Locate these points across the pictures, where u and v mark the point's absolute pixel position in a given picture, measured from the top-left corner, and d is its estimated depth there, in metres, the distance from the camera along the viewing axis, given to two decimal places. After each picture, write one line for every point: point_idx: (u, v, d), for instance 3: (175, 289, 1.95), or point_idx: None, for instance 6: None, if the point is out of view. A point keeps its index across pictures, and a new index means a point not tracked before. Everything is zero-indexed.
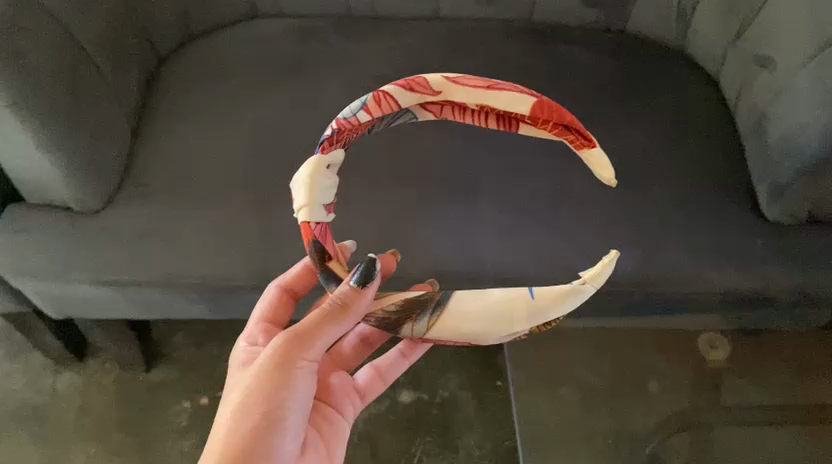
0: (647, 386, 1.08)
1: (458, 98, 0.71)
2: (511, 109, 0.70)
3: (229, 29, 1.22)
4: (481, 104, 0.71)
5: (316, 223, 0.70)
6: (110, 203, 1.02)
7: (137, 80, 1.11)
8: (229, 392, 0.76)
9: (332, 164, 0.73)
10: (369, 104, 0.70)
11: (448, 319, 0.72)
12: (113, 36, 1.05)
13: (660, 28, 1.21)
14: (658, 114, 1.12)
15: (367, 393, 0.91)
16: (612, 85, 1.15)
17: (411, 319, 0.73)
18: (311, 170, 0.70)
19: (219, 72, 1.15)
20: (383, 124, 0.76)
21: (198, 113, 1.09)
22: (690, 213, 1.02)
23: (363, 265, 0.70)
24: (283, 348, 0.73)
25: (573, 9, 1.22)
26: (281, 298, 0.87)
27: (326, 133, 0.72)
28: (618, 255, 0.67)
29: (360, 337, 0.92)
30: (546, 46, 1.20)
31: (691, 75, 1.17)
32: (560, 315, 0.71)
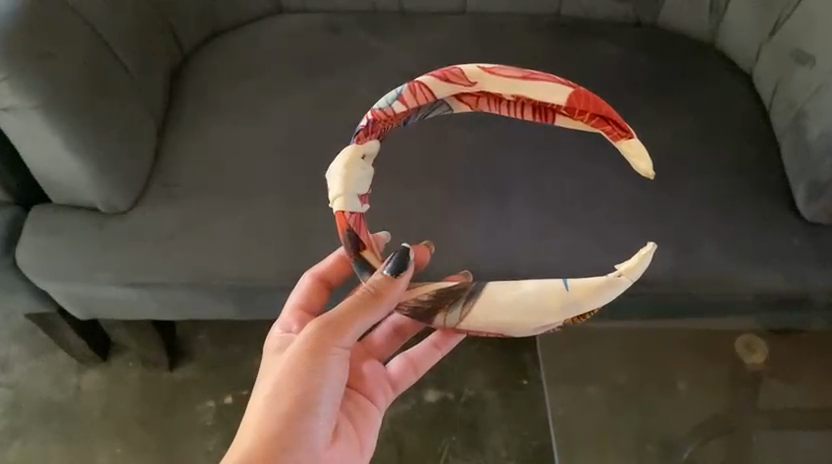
0: (676, 385, 1.07)
1: (493, 90, 0.70)
2: (547, 99, 0.69)
3: (253, 23, 1.20)
4: (517, 95, 0.70)
5: (350, 213, 0.68)
6: (138, 203, 1.00)
7: (163, 76, 1.09)
8: (260, 381, 0.73)
9: (368, 154, 0.71)
10: (404, 93, 0.70)
11: (480, 310, 0.70)
12: (141, 34, 1.04)
13: (690, 23, 1.19)
14: (692, 110, 1.09)
15: (399, 384, 0.87)
16: (644, 81, 1.12)
17: (443, 311, 0.71)
18: (345, 160, 0.69)
19: (244, 70, 1.13)
20: (419, 115, 0.74)
21: (224, 111, 1.08)
22: (727, 214, 1.00)
23: (397, 255, 0.69)
24: (316, 334, 0.70)
25: (604, 3, 1.20)
26: (316, 288, 0.82)
27: (361, 123, 0.71)
28: (655, 246, 0.65)
29: (393, 327, 0.89)
30: (576, 41, 1.17)
31: (724, 70, 1.15)
32: (595, 310, 0.69)
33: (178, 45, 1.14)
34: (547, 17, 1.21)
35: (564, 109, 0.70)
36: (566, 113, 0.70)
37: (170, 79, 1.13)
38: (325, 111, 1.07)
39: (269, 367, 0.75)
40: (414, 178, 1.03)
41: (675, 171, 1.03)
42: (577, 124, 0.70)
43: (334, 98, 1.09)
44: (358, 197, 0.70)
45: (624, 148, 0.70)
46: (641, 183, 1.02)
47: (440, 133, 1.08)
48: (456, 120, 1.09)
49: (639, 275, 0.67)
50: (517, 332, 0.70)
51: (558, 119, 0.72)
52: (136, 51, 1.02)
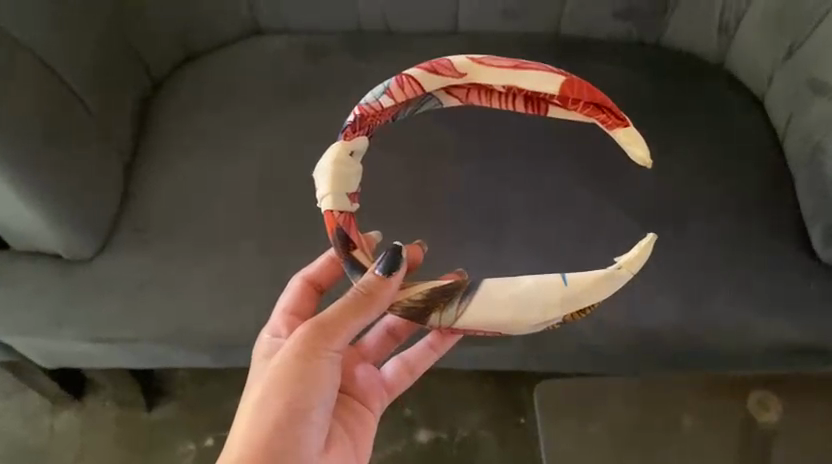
0: (680, 421, 0.77)
1: (484, 81, 0.66)
2: (539, 89, 0.66)
3: (229, 46, 1.12)
4: (509, 86, 0.67)
5: (339, 212, 0.65)
6: (103, 250, 0.93)
7: (132, 109, 1.01)
8: (248, 385, 0.71)
9: (356, 151, 0.67)
10: (393, 87, 0.66)
11: (478, 308, 0.65)
12: (105, 65, 0.96)
13: (698, 42, 1.11)
14: (701, 141, 1.02)
15: (395, 388, 0.82)
16: (648, 108, 1.05)
17: (437, 311, 0.66)
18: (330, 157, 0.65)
19: (219, 98, 1.05)
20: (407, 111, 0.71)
21: (197, 146, 1.00)
22: (738, 258, 0.93)
23: (388, 253, 0.65)
24: (305, 338, 0.68)
25: (604, 23, 1.12)
26: (307, 291, 0.78)
27: (348, 119, 0.67)
28: (655, 237, 0.63)
29: (387, 330, 0.82)
30: (574, 64, 1.10)
31: (733, 95, 1.07)
32: (593, 307, 0.66)
33: (147, 72, 1.06)
34: (544, 37, 1.13)
35: (557, 99, 0.67)
36: (559, 103, 0.67)
37: (140, 110, 1.05)
38: (306, 145, 1.00)
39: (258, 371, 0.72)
40: (402, 219, 0.96)
41: (683, 210, 0.96)
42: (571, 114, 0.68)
43: (316, 130, 1.01)
44: (347, 195, 0.66)
45: (620, 137, 0.68)
46: (645, 224, 0.95)
47: (429, 169, 1.00)
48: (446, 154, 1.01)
49: (639, 269, 0.64)
50: (512, 329, 0.65)
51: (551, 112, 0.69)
52: (101, 87, 0.95)
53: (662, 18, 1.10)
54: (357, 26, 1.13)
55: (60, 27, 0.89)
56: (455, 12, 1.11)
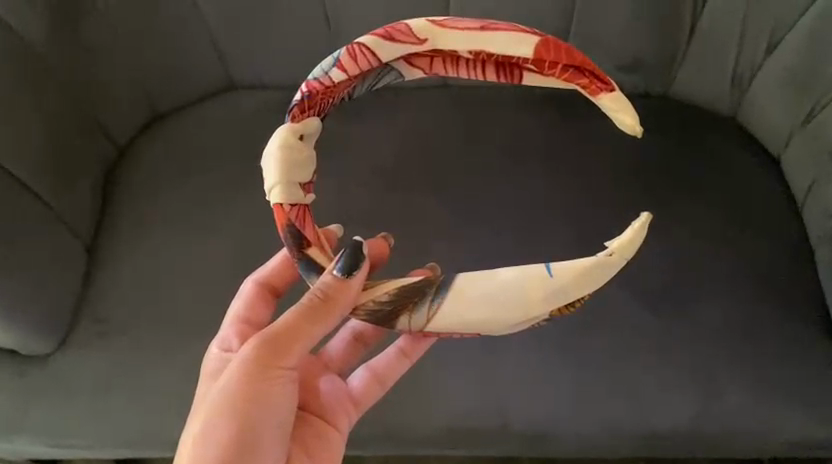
0: None
1: (447, 45, 0.65)
2: (509, 52, 0.64)
3: (203, 103, 1.04)
4: (476, 50, 0.65)
5: (290, 205, 0.64)
6: (62, 345, 0.85)
7: (93, 182, 0.93)
8: (195, 409, 0.67)
9: (307, 134, 0.66)
10: (344, 59, 0.65)
11: (452, 306, 0.62)
12: (59, 143, 0.88)
13: (708, 93, 1.03)
14: (713, 211, 0.95)
15: (365, 402, 0.77)
16: (654, 174, 0.99)
17: (406, 314, 0.64)
18: (280, 143, 0.64)
19: (189, 164, 0.97)
20: (367, 84, 0.69)
21: (165, 222, 0.92)
22: (751, 345, 0.86)
23: (348, 251, 0.63)
24: (255, 355, 0.64)
25: (605, 73, 1.04)
26: (259, 295, 0.75)
27: (297, 98, 0.66)
28: (649, 217, 0.59)
29: (353, 335, 0.79)
30: (574, 124, 1.03)
31: (748, 157, 1.01)
32: (583, 300, 0.62)
33: (111, 139, 0.98)
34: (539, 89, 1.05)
35: (532, 63, 0.65)
36: (534, 67, 0.65)
37: (105, 181, 0.97)
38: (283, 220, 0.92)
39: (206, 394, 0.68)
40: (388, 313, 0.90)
41: (694, 289, 0.89)
42: (547, 79, 0.65)
43: None
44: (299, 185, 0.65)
45: (607, 103, 0.64)
46: (653, 307, 0.88)
47: (421, 244, 0.93)
48: (440, 227, 0.94)
49: (633, 256, 0.60)
50: (489, 328, 0.62)
51: (526, 76, 0.67)
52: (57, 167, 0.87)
53: (672, 68, 1.03)
54: None
55: (2, 114, 0.82)
56: None
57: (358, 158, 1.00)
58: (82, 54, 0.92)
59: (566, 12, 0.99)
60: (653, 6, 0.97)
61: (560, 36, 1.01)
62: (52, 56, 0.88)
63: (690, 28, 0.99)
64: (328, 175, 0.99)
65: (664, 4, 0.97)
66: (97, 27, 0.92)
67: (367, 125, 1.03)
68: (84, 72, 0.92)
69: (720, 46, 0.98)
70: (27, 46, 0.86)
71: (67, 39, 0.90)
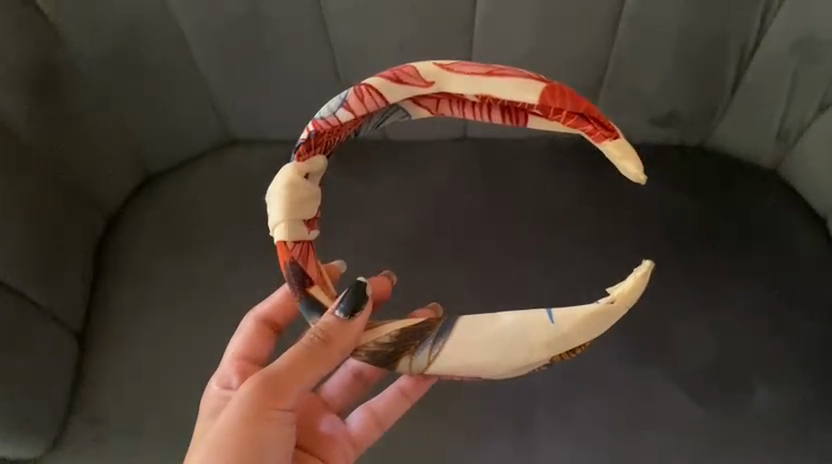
0: None
1: (453, 89, 0.61)
2: (517, 99, 0.59)
3: (196, 162, 0.93)
4: (481, 95, 0.61)
5: (294, 243, 0.62)
6: (53, 450, 0.77)
7: (83, 262, 0.84)
8: (191, 452, 0.63)
9: (311, 172, 0.64)
10: (349, 100, 0.61)
11: (453, 350, 0.60)
12: (42, 234, 0.78)
13: (748, 146, 0.97)
14: (759, 285, 0.89)
15: (363, 443, 0.73)
16: (693, 242, 0.92)
17: (406, 356, 0.61)
18: (284, 180, 0.62)
19: (186, 235, 0.87)
20: (369, 125, 0.66)
21: (164, 303, 0.83)
22: (799, 439, 0.80)
23: (350, 291, 0.61)
24: (253, 398, 0.61)
25: (638, 126, 0.96)
26: (260, 332, 0.72)
27: (302, 137, 0.63)
28: (651, 265, 0.58)
29: (352, 374, 0.77)
30: (603, 182, 0.95)
31: (793, 219, 0.93)
32: (583, 348, 0.60)
33: (101, 209, 0.88)
34: (566, 144, 0.98)
35: (538, 109, 0.60)
36: (540, 113, 0.61)
37: (96, 254, 0.87)
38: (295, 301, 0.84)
39: (202, 435, 0.65)
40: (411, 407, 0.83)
41: (741, 372, 0.83)
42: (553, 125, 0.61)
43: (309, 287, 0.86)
44: (304, 222, 0.63)
45: (610, 150, 0.60)
46: (700, 395, 0.82)
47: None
48: (465, 303, 0.87)
49: (636, 302, 0.59)
50: (488, 373, 0.60)
51: (532, 121, 0.63)
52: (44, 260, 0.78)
53: (711, 120, 0.96)
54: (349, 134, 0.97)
55: None
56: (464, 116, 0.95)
57: (373, 224, 0.92)
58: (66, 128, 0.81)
59: (599, 64, 0.91)
60: (694, 61, 0.90)
61: (590, 89, 0.94)
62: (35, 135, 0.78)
63: (734, 81, 0.92)
64: (340, 244, 0.91)
65: (706, 58, 0.90)
66: (83, 95, 0.82)
67: (380, 186, 0.94)
68: (73, 150, 0.82)
69: (766, 100, 0.92)
70: (9, 128, 0.76)
71: (50, 114, 0.79)
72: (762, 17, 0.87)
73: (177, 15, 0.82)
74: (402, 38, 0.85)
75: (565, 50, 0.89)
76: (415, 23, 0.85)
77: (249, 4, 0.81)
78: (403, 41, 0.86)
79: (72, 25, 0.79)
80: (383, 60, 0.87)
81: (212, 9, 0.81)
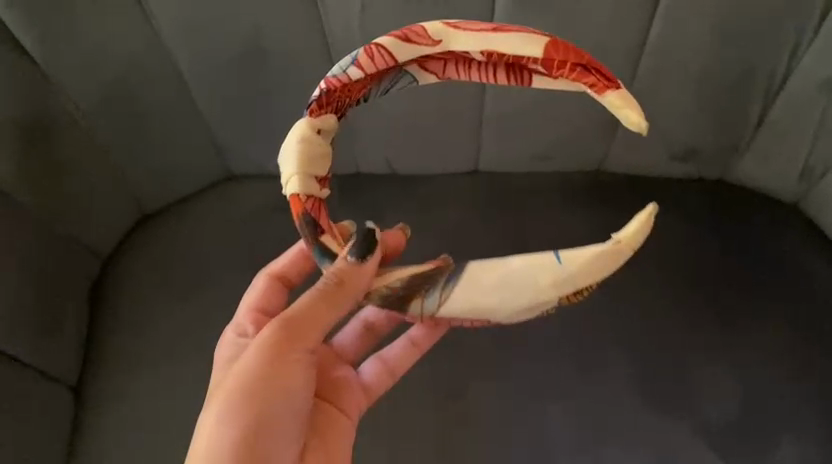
0: None
1: (458, 48, 0.58)
2: (522, 55, 0.57)
3: (192, 201, 0.91)
4: (486, 52, 0.58)
5: (306, 196, 0.59)
6: None
7: (76, 311, 0.83)
8: (213, 393, 0.63)
9: (323, 130, 0.62)
10: (359, 57, 0.59)
11: (463, 290, 0.59)
12: (34, 285, 0.77)
13: (771, 181, 0.91)
14: (782, 333, 0.85)
15: (377, 392, 0.74)
16: (709, 289, 0.88)
17: (418, 294, 0.61)
18: (297, 137, 0.60)
19: (189, 281, 0.85)
20: (380, 89, 0.64)
21: (164, 354, 0.82)
22: None
23: (361, 240, 0.61)
24: (272, 340, 0.62)
25: (656, 162, 0.92)
26: (272, 287, 0.72)
27: (313, 94, 0.61)
28: (656, 206, 0.56)
29: (364, 326, 0.77)
30: (619, 222, 0.91)
31: (816, 263, 0.89)
32: (592, 288, 0.59)
33: (95, 252, 0.87)
34: (582, 178, 0.94)
35: (542, 65, 0.57)
36: (542, 70, 0.58)
37: (90, 300, 0.86)
38: None
39: (223, 376, 0.66)
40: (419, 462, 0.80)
41: (762, 425, 0.80)
42: (556, 81, 0.58)
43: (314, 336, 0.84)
44: (315, 179, 0.61)
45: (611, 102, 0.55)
46: (718, 452, 0.80)
47: (457, 381, 0.84)
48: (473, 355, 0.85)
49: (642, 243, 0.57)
50: (495, 309, 0.59)
51: (536, 81, 0.60)
52: (38, 316, 0.77)
53: (731, 156, 0.91)
54: (356, 169, 0.94)
55: None
56: (476, 154, 0.92)
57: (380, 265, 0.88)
58: (58, 177, 0.80)
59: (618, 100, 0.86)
60: (717, 98, 0.85)
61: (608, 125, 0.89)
62: (28, 190, 0.77)
63: (758, 119, 0.86)
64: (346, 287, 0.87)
65: (732, 94, 0.84)
66: (74, 143, 0.80)
67: (387, 224, 0.90)
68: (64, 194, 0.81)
69: (793, 138, 0.86)
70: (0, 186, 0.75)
71: (40, 165, 0.78)
72: (794, 51, 0.80)
73: (174, 52, 0.79)
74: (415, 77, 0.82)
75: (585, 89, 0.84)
76: None
77: (251, 36, 0.77)
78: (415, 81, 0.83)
79: (65, 72, 0.76)
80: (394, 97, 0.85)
81: (211, 42, 0.78)
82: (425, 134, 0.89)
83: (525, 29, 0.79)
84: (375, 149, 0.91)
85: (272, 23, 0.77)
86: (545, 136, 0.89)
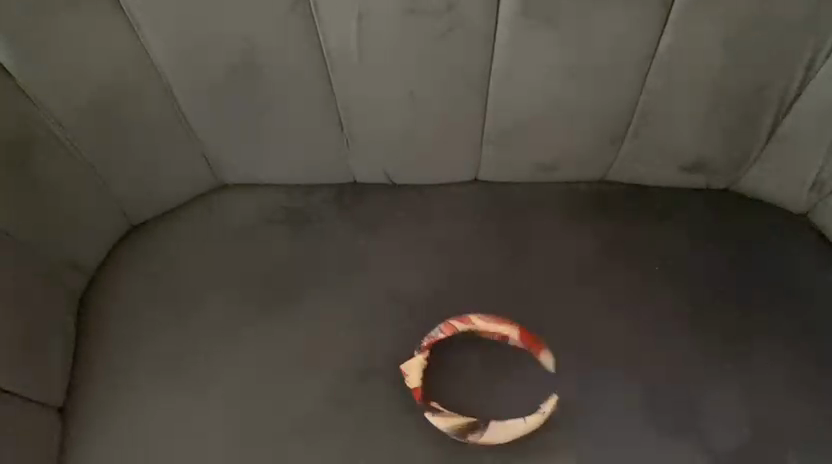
0: None
1: (468, 327, 0.80)
2: (501, 328, 0.80)
3: (183, 211, 0.89)
4: (488, 328, 0.80)
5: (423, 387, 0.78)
6: None
7: (60, 332, 0.80)
8: None
9: (434, 362, 0.80)
10: (445, 325, 0.80)
11: (495, 432, 0.76)
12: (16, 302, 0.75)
13: (780, 192, 0.88)
14: (790, 351, 0.82)
15: None
16: (713, 304, 0.85)
17: (469, 436, 0.76)
18: (415, 366, 0.78)
19: (178, 298, 0.84)
20: (457, 347, 0.81)
21: (153, 373, 0.80)
22: None
23: None
24: None
25: (662, 173, 0.89)
26: None
27: (430, 335, 0.80)
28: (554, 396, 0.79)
29: None
30: (623, 235, 0.88)
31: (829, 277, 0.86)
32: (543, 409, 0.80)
33: (80, 265, 0.84)
34: (584, 190, 0.91)
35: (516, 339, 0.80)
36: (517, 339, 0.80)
37: (76, 317, 0.83)
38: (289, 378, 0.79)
39: None
40: None
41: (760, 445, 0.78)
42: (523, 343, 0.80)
43: (307, 355, 0.80)
44: (437, 383, 0.79)
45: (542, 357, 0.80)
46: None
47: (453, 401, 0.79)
48: (507, 379, 0.80)
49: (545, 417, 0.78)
50: (501, 437, 0.76)
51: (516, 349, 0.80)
52: (20, 336, 0.75)
53: (739, 168, 0.87)
54: (352, 179, 0.90)
55: None
56: (476, 163, 0.88)
57: (376, 282, 0.84)
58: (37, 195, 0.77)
59: (623, 113, 0.83)
60: (726, 112, 0.81)
61: (613, 137, 0.85)
62: (9, 211, 0.75)
63: (768, 133, 0.83)
64: (341, 303, 0.83)
65: (740, 109, 0.81)
66: (53, 158, 0.77)
67: (384, 238, 0.87)
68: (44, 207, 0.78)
69: (800, 155, 0.83)
70: None
71: (20, 183, 0.75)
72: (807, 68, 0.77)
73: (163, 68, 0.76)
74: (413, 87, 0.79)
75: (590, 102, 0.81)
76: (425, 72, 0.78)
77: (244, 49, 0.75)
78: (413, 90, 0.80)
79: (44, 88, 0.73)
80: (393, 109, 0.81)
81: (202, 55, 0.75)
82: (423, 144, 0.85)
83: (530, 40, 0.76)
84: (368, 158, 0.86)
85: (263, 35, 0.74)
86: (547, 148, 0.86)
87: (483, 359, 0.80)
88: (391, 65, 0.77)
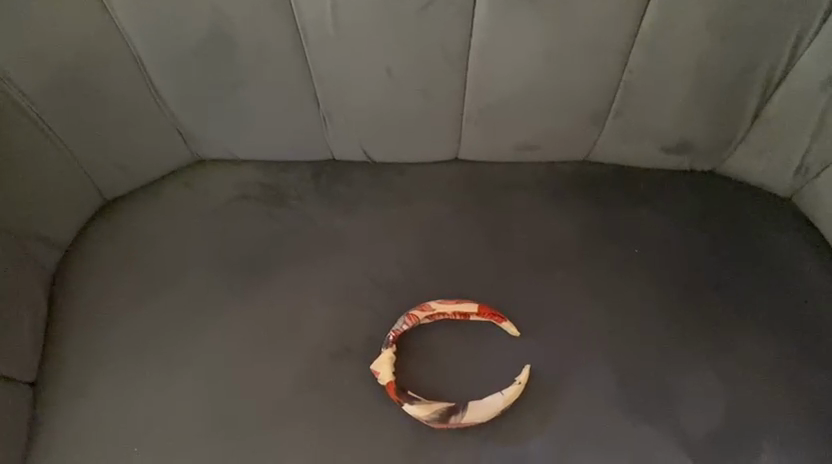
0: None
1: (429, 312, 0.79)
2: (463, 307, 0.79)
3: (161, 187, 0.89)
4: (450, 310, 0.79)
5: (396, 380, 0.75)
6: None
7: (34, 307, 0.79)
8: None
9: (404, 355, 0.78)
10: (406, 315, 0.78)
11: (472, 410, 0.74)
12: None
13: (764, 174, 0.87)
14: (772, 331, 0.80)
15: None
16: (695, 283, 0.83)
17: (450, 420, 0.73)
18: (383, 361, 0.76)
19: (154, 272, 0.83)
20: (427, 337, 0.79)
21: (125, 348, 0.79)
22: None
23: None
24: None
25: (645, 154, 0.88)
26: None
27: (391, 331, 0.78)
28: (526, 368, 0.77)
29: None
30: (604, 214, 0.87)
31: (812, 263, 0.84)
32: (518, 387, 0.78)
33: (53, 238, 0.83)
34: (568, 169, 0.90)
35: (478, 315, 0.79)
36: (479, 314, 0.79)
37: (49, 293, 0.83)
38: (263, 354, 0.78)
39: None
40: None
41: (751, 430, 0.75)
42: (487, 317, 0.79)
43: (281, 331, 0.79)
44: (407, 376, 0.77)
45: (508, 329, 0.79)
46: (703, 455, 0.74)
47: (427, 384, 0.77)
48: (482, 361, 0.78)
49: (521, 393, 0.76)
50: (483, 416, 0.74)
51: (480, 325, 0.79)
52: None
53: (723, 150, 0.86)
54: (332, 155, 0.89)
55: None
56: (457, 141, 0.87)
57: (354, 262, 0.83)
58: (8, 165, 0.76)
59: (605, 90, 0.81)
60: (712, 94, 0.80)
61: (596, 116, 0.84)
62: None
63: (753, 114, 0.82)
64: (318, 283, 0.82)
65: (726, 90, 0.80)
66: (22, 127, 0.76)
67: (363, 219, 0.86)
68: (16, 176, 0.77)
69: (786, 137, 0.82)
70: None
71: None
72: (793, 47, 0.76)
73: (130, 36, 0.76)
74: (390, 62, 0.78)
75: (571, 82, 0.80)
76: (403, 48, 0.77)
77: (217, 20, 0.74)
78: (392, 68, 0.79)
79: (8, 57, 0.72)
80: (371, 84, 0.80)
81: (176, 23, 0.74)
82: (402, 123, 0.84)
83: (510, 18, 0.74)
84: (347, 134, 0.86)
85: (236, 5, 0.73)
86: (528, 125, 0.85)
87: (456, 340, 0.79)
88: (368, 42, 0.76)
